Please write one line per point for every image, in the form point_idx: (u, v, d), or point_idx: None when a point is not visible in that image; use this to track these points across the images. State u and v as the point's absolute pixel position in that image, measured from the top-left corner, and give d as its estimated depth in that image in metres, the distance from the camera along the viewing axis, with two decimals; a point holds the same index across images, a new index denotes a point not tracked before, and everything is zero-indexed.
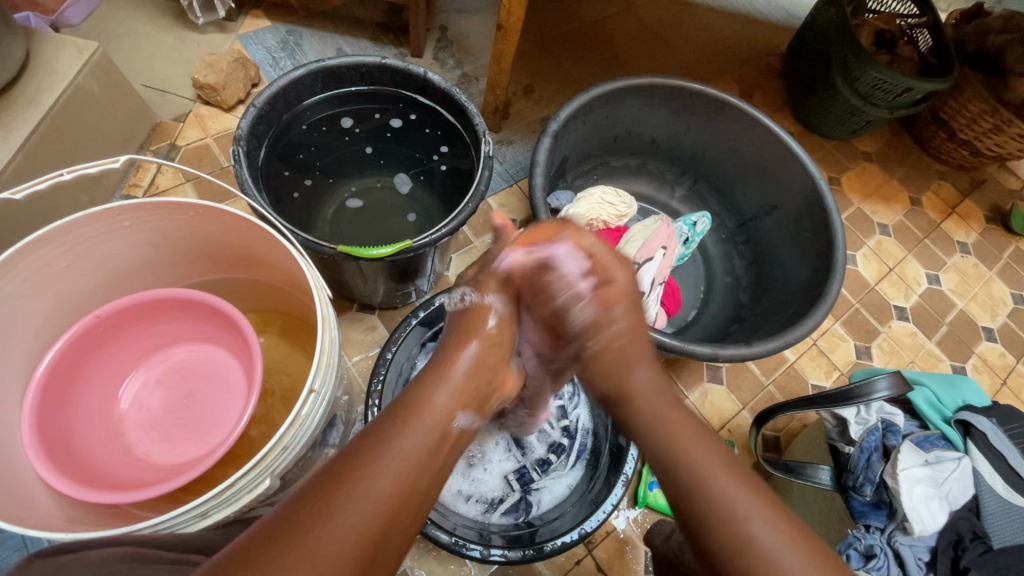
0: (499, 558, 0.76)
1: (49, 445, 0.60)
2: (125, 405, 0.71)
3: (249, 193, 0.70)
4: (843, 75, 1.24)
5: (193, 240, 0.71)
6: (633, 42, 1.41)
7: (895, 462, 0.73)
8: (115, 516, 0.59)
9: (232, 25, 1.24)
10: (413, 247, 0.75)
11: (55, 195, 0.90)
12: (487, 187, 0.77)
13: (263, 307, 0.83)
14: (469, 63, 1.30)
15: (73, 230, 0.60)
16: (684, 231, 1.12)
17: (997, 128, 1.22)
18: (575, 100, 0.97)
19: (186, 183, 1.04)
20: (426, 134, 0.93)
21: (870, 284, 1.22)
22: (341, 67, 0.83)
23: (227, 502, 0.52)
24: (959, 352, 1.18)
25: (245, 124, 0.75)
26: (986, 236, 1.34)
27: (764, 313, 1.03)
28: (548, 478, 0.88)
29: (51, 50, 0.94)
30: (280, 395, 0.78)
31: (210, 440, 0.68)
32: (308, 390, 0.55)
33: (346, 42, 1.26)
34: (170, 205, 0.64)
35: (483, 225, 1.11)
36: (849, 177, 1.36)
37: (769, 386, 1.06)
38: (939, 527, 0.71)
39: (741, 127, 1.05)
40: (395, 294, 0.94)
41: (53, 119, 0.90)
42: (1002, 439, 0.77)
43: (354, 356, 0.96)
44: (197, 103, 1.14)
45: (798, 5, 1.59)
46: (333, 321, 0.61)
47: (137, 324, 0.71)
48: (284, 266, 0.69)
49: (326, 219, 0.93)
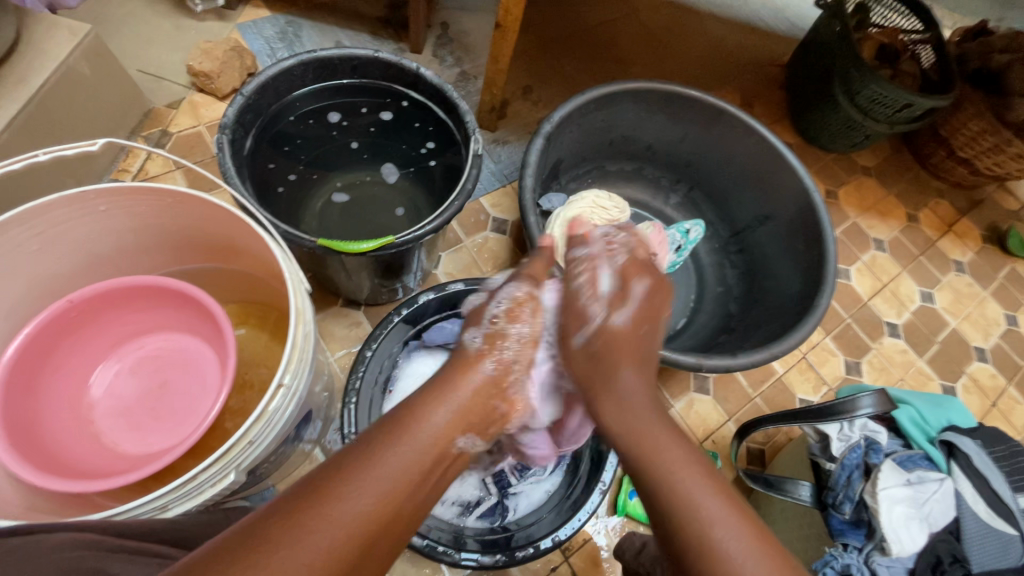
0: (471, 563, 0.75)
1: (14, 431, 0.59)
2: (96, 392, 0.70)
3: (232, 183, 0.69)
4: (843, 87, 1.23)
5: (174, 228, 0.70)
6: (635, 47, 1.40)
7: (875, 481, 0.73)
8: (79, 505, 0.58)
9: (231, 14, 1.23)
10: (397, 242, 0.74)
11: (38, 177, 0.89)
12: (474, 186, 0.76)
13: (244, 299, 0.82)
14: (469, 61, 1.29)
15: (49, 211, 0.59)
16: (677, 239, 1.10)
17: (997, 147, 1.21)
18: (570, 102, 0.96)
19: (175, 170, 1.03)
20: (416, 129, 0.93)
21: (863, 299, 1.21)
22: (333, 59, 0.82)
23: (185, 496, 0.50)
24: (950, 371, 1.17)
25: (231, 111, 0.74)
26: (981, 255, 1.33)
27: (752, 323, 1.02)
28: (525, 482, 0.87)
29: (43, 31, 0.93)
30: (257, 387, 0.77)
31: (180, 431, 0.67)
32: (277, 384, 0.54)
33: (345, 35, 1.25)
34: (150, 191, 0.63)
35: (474, 224, 1.10)
36: (846, 192, 1.35)
37: (756, 398, 1.05)
38: (917, 549, 0.70)
39: (738, 136, 1.04)
40: (380, 290, 0.93)
41: (40, 100, 0.89)
42: (987, 463, 0.76)
43: (337, 351, 0.95)
44: (191, 90, 1.13)
45: (802, 15, 1.59)
46: (309, 315, 0.60)
47: (114, 310, 0.70)
48: (264, 258, 0.68)
49: (313, 212, 0.91)
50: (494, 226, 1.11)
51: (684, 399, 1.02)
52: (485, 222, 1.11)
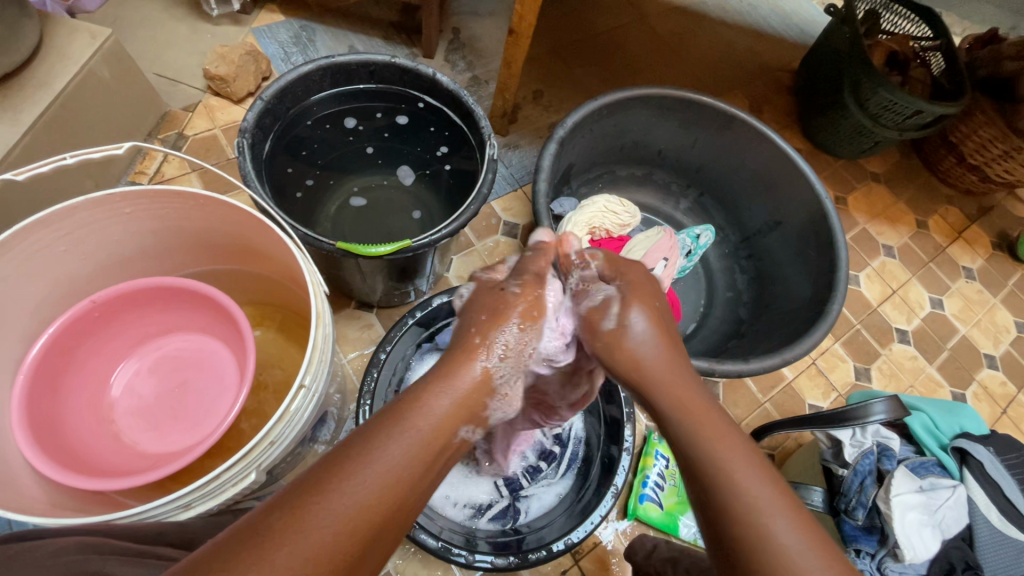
0: (485, 565, 0.75)
1: (37, 428, 0.60)
2: (116, 391, 0.71)
3: (252, 186, 0.69)
4: (853, 94, 1.23)
5: (195, 230, 0.71)
6: (645, 53, 1.41)
7: (888, 488, 0.73)
8: (101, 502, 0.59)
9: (246, 18, 1.25)
10: (414, 246, 0.74)
11: (58, 180, 0.91)
12: (489, 191, 0.76)
13: (260, 301, 0.83)
14: (480, 66, 1.30)
15: (74, 213, 0.60)
16: (687, 244, 1.11)
17: (1007, 154, 1.21)
18: (582, 107, 0.97)
19: (191, 172, 1.04)
20: (430, 132, 0.93)
21: (872, 305, 1.21)
22: (350, 64, 0.84)
23: (210, 495, 0.51)
24: (960, 378, 1.16)
25: (251, 116, 0.75)
26: (991, 262, 1.33)
27: (763, 329, 1.02)
28: (537, 485, 0.88)
29: (63, 35, 0.94)
30: (272, 388, 0.78)
31: (199, 431, 0.68)
32: (298, 385, 0.55)
33: (358, 40, 1.26)
34: (173, 194, 0.64)
35: (485, 228, 1.11)
36: (856, 198, 1.35)
37: (765, 404, 1.05)
38: (930, 555, 0.71)
39: (749, 142, 1.04)
40: (393, 292, 0.94)
41: (61, 103, 0.91)
42: (998, 469, 0.77)
43: (349, 353, 0.95)
44: (207, 94, 1.14)
45: (811, 22, 1.59)
46: (328, 317, 0.61)
47: (136, 310, 0.71)
48: (283, 260, 0.69)
49: (328, 215, 0.93)
50: (505, 229, 1.11)
51: None
52: (497, 225, 1.12)
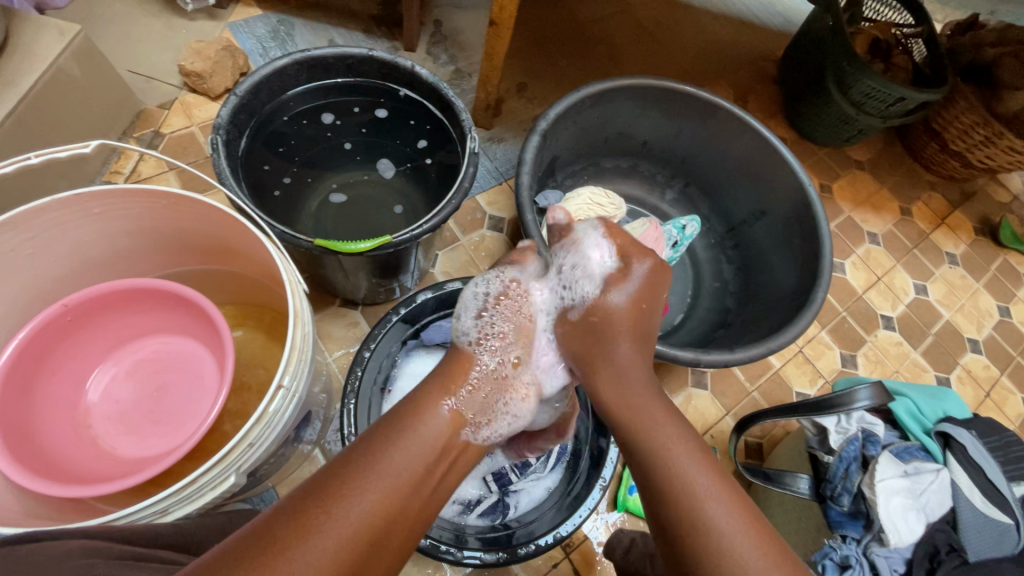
0: (474, 561, 0.75)
1: (9, 436, 0.58)
2: (93, 396, 0.69)
3: (227, 184, 0.68)
4: (836, 82, 1.23)
5: (171, 229, 0.69)
6: (630, 43, 1.40)
7: (874, 473, 0.73)
8: (77, 510, 0.57)
9: (221, 12, 1.22)
10: (395, 241, 0.73)
11: (28, 180, 0.88)
12: (471, 184, 0.75)
13: (240, 300, 0.82)
14: (463, 58, 1.28)
15: (41, 215, 0.58)
16: (674, 234, 1.10)
17: (988, 140, 1.22)
18: (565, 99, 0.96)
19: (168, 171, 1.02)
20: (411, 126, 0.92)
21: (858, 293, 1.22)
22: (327, 57, 0.82)
23: (188, 500, 0.50)
24: (944, 363, 1.18)
25: (225, 112, 0.73)
26: (974, 247, 1.35)
27: (749, 319, 1.03)
28: (526, 479, 0.87)
29: (31, 32, 0.92)
30: (255, 389, 0.77)
31: (179, 434, 0.67)
32: (276, 386, 0.54)
33: (338, 33, 1.24)
34: (145, 193, 0.62)
35: (470, 223, 1.10)
36: (840, 186, 1.36)
37: (753, 392, 1.06)
38: (914, 539, 0.71)
39: (733, 132, 1.04)
40: (378, 289, 0.92)
41: (30, 102, 0.88)
42: (980, 452, 0.78)
43: (335, 352, 0.94)
44: (183, 91, 1.12)
45: (794, 10, 1.59)
46: (307, 316, 0.60)
47: (110, 312, 0.69)
48: (261, 259, 0.68)
49: (309, 213, 0.91)
50: (491, 224, 1.11)
51: (683, 395, 1.02)
52: (481, 219, 1.11)
